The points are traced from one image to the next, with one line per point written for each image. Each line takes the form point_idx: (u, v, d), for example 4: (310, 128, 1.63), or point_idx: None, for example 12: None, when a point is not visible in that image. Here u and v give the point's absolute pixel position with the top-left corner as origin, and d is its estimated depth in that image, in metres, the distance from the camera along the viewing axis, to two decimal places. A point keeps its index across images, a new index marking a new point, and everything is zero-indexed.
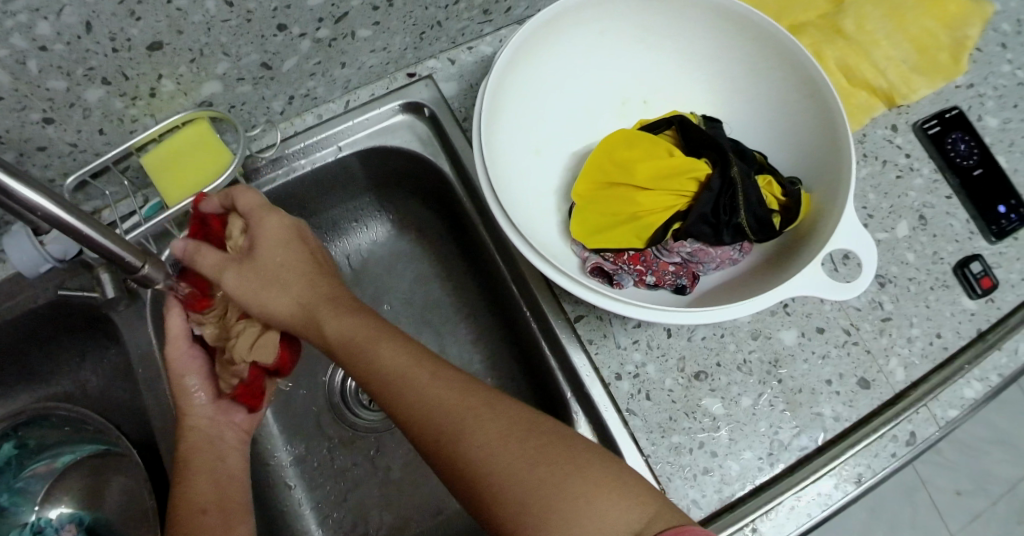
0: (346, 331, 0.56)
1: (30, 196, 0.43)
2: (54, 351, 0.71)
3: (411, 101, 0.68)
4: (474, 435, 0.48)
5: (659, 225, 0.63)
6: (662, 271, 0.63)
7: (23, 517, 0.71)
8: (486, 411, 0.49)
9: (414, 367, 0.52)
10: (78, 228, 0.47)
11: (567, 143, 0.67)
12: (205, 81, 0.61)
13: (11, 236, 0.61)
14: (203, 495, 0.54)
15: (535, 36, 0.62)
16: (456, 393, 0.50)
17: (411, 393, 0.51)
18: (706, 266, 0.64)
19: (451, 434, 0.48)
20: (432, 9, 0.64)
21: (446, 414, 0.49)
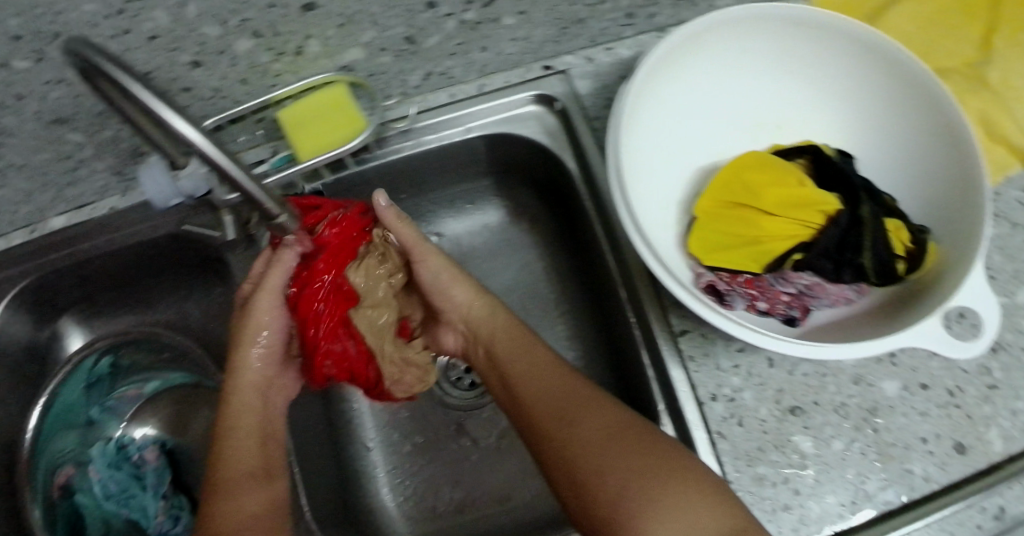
0: (505, 329, 0.65)
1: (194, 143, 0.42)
2: (164, 280, 0.75)
3: (545, 93, 0.69)
4: (584, 427, 0.56)
5: (779, 253, 0.61)
6: (774, 299, 0.62)
7: (110, 433, 0.74)
8: (598, 411, 0.57)
9: (554, 370, 0.61)
10: (227, 170, 0.45)
11: (695, 158, 0.66)
12: (349, 47, 0.61)
13: (148, 166, 0.62)
14: (252, 463, 0.55)
15: (680, 48, 0.61)
16: (576, 393, 0.59)
17: (544, 387, 0.60)
18: (822, 301, 0.62)
19: (567, 422, 0.57)
20: (578, 6, 0.64)
21: (570, 407, 0.58)
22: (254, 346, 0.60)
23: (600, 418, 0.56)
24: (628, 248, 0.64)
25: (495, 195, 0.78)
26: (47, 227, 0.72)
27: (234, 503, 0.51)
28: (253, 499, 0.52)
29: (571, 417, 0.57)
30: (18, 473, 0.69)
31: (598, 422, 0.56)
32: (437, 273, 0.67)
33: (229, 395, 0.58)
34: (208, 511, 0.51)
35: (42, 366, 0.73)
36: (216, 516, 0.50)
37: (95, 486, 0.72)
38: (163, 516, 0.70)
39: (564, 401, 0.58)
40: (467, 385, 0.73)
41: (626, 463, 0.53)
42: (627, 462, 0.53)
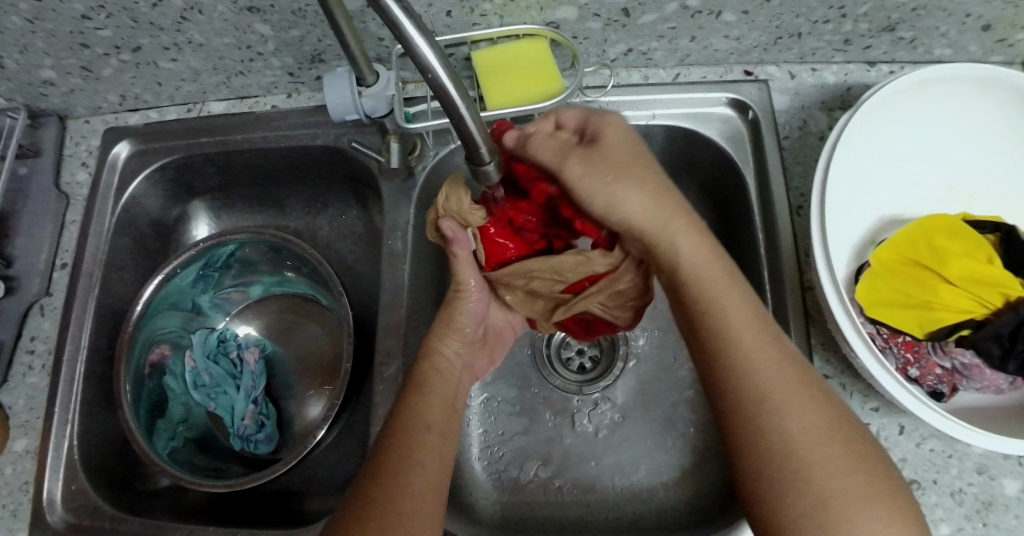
0: (708, 263, 0.49)
1: (427, 55, 0.38)
2: (303, 190, 0.75)
3: (740, 99, 0.66)
4: (796, 411, 0.44)
5: (947, 324, 0.57)
6: (927, 370, 0.58)
7: (213, 324, 0.78)
8: (810, 405, 0.45)
9: (756, 338, 0.47)
10: (452, 102, 0.41)
11: (879, 205, 0.63)
12: (564, 4, 0.59)
13: (335, 76, 0.59)
14: (434, 419, 0.54)
15: (902, 90, 0.60)
16: (792, 381, 0.46)
17: (749, 351, 0.46)
18: (975, 385, 0.57)
19: (771, 418, 0.44)
20: (802, 19, 0.61)
21: (775, 389, 0.45)
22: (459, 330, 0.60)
23: (818, 395, 0.45)
24: (787, 277, 0.62)
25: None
26: (204, 111, 0.73)
27: (413, 449, 0.51)
28: (429, 452, 0.52)
29: (786, 393, 0.45)
30: (121, 345, 0.67)
31: (814, 399, 0.45)
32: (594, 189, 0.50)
33: (425, 358, 0.58)
34: (389, 448, 0.52)
35: (167, 242, 0.77)
36: (400, 452, 0.51)
37: (188, 373, 0.72)
38: (250, 420, 0.69)
39: (778, 371, 0.46)
40: (576, 369, 0.72)
41: (843, 466, 0.43)
42: (845, 466, 0.43)
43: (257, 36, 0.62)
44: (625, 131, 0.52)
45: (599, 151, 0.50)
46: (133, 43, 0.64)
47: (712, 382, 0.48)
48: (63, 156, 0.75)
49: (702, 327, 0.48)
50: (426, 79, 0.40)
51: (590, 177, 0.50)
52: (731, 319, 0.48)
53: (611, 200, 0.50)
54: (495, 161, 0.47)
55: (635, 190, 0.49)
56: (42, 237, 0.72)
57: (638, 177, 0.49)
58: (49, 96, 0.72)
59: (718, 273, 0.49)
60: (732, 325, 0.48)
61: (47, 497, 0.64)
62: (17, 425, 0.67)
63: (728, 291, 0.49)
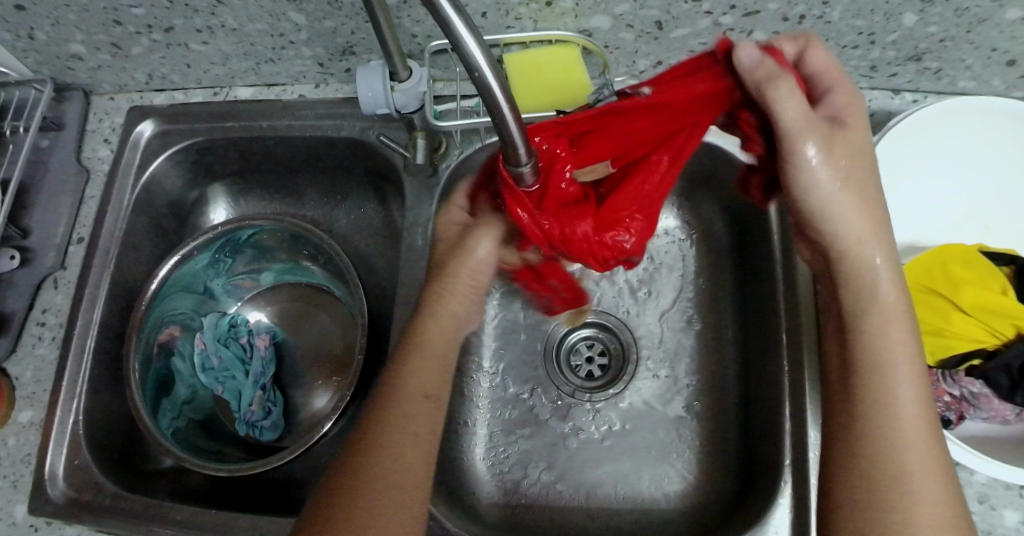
0: (898, 314, 0.48)
1: (479, 60, 0.39)
2: (324, 181, 0.76)
3: None
4: (927, 492, 0.44)
5: (959, 353, 0.57)
6: (934, 396, 0.58)
7: (224, 308, 0.78)
8: (935, 490, 0.44)
9: (921, 412, 0.46)
10: (497, 102, 0.42)
11: (897, 231, 0.64)
12: (599, 13, 0.60)
13: (365, 69, 0.59)
14: (424, 386, 0.53)
15: (927, 119, 0.61)
16: (930, 461, 0.45)
17: (903, 417, 0.46)
18: (983, 415, 0.57)
19: (889, 499, 0.44)
20: (831, 43, 0.62)
21: (913, 455, 0.45)
22: (475, 277, 0.59)
23: (948, 483, 0.45)
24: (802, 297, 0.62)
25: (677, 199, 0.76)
26: (230, 95, 0.73)
27: (393, 429, 0.51)
28: (416, 423, 0.52)
29: (921, 465, 0.45)
30: (132, 323, 0.67)
31: (943, 486, 0.45)
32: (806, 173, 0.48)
33: (427, 312, 0.57)
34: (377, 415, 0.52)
35: (184, 224, 0.77)
36: (386, 432, 0.50)
37: (198, 355, 0.72)
38: (257, 406, 0.70)
39: (921, 445, 0.45)
40: (585, 375, 0.72)
41: None
42: None
43: (291, 24, 0.62)
44: (862, 134, 0.50)
45: (834, 147, 0.48)
46: (165, 24, 0.64)
47: (844, 434, 0.47)
48: (86, 131, 0.75)
49: (856, 385, 0.48)
50: (472, 78, 0.41)
51: (826, 163, 0.48)
52: (891, 394, 0.46)
53: (826, 212, 0.49)
54: (531, 162, 0.48)
55: (861, 189, 0.49)
56: (60, 211, 0.72)
57: (858, 186, 0.49)
58: (76, 71, 0.72)
59: (904, 349, 0.47)
60: (900, 386, 0.46)
61: (49, 470, 0.63)
62: (23, 398, 0.67)
63: (903, 356, 0.47)
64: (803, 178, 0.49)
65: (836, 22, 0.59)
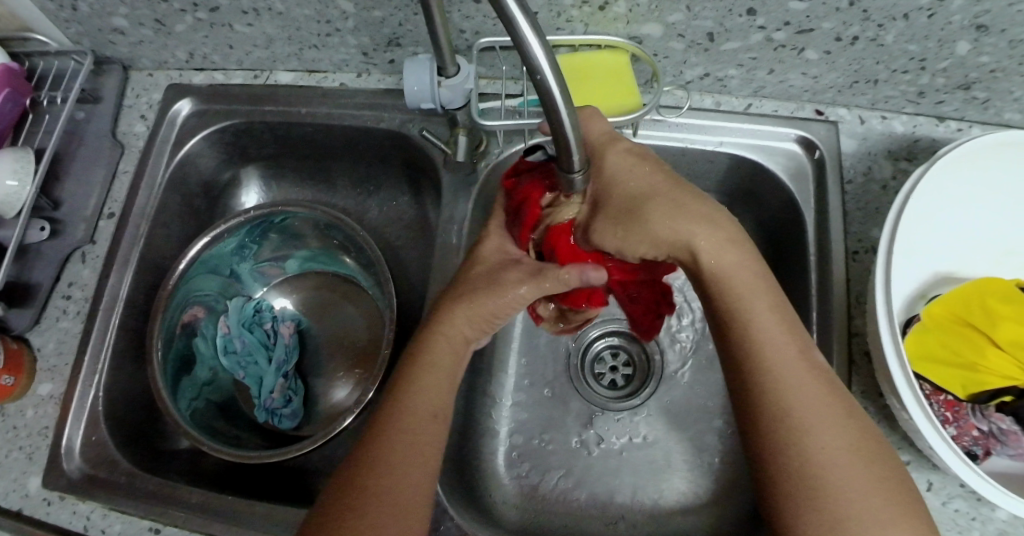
0: (735, 267, 0.49)
1: (534, 49, 0.38)
2: (358, 171, 0.75)
3: (808, 137, 0.67)
4: (823, 434, 0.44)
5: (991, 388, 0.56)
6: (964, 430, 0.57)
7: (250, 292, 0.78)
8: (840, 420, 0.45)
9: (787, 347, 0.47)
10: (556, 106, 0.41)
11: (938, 261, 0.63)
12: (652, 21, 0.59)
13: (416, 62, 0.59)
14: (420, 426, 0.51)
15: (977, 151, 0.60)
16: (820, 398, 0.45)
17: (782, 367, 0.46)
18: (1009, 453, 0.56)
19: (794, 433, 0.44)
20: (882, 67, 0.61)
21: (798, 407, 0.45)
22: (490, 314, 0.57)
23: (846, 419, 0.45)
24: (836, 320, 0.62)
25: None
26: (271, 79, 0.73)
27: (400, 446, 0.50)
28: (405, 465, 0.49)
29: (816, 416, 0.44)
30: (159, 301, 0.67)
31: (844, 423, 0.45)
32: (608, 236, 0.53)
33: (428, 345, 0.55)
34: (363, 459, 0.50)
35: (214, 205, 0.77)
36: (392, 440, 0.50)
37: (221, 337, 0.72)
38: (278, 394, 0.69)
39: (805, 385, 0.46)
40: (608, 382, 0.72)
41: (861, 487, 0.42)
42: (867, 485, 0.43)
43: (339, 11, 0.62)
44: (631, 146, 0.54)
45: (628, 170, 0.53)
46: (212, 3, 0.64)
47: (743, 363, 0.47)
48: (123, 105, 0.75)
49: (727, 319, 0.49)
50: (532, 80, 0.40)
51: (608, 228, 0.53)
52: (776, 337, 0.47)
53: (638, 192, 0.52)
54: (582, 167, 0.46)
55: (646, 180, 0.52)
56: (93, 184, 0.71)
57: (694, 216, 0.50)
58: (117, 45, 0.72)
59: (767, 295, 0.49)
60: (768, 345, 0.47)
61: (66, 444, 0.63)
62: (44, 369, 0.66)
63: (759, 303, 0.48)
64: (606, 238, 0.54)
65: (888, 46, 0.58)
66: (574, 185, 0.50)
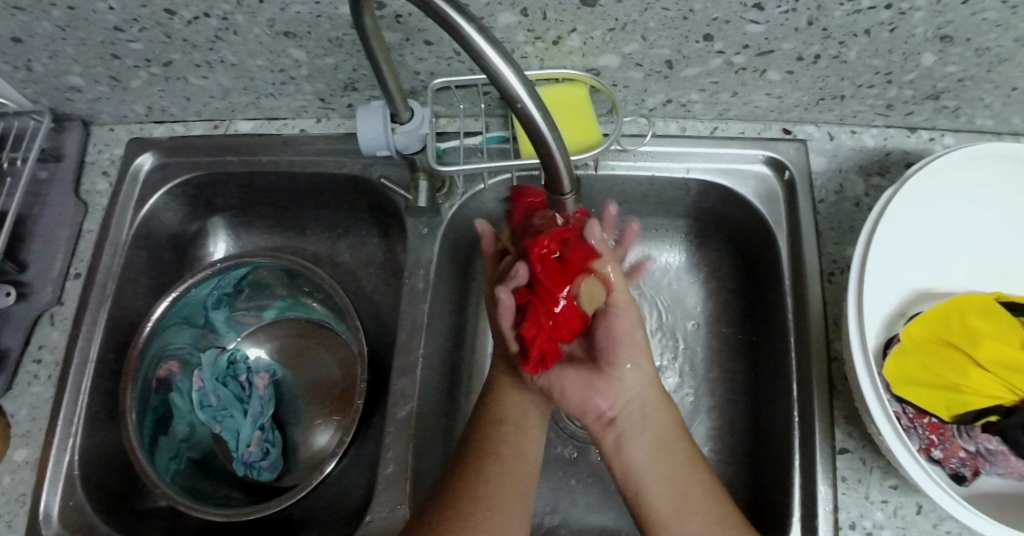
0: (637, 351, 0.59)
1: (512, 85, 0.38)
2: (325, 215, 0.75)
3: (778, 158, 0.66)
4: (667, 483, 0.54)
5: (975, 409, 0.55)
6: (950, 452, 0.56)
7: (224, 343, 0.77)
8: (688, 471, 0.55)
9: (652, 411, 0.58)
10: (542, 136, 0.41)
11: (914, 277, 0.62)
12: (608, 52, 0.58)
13: (368, 110, 0.58)
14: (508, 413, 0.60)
15: (946, 166, 0.59)
16: (672, 445, 0.56)
17: (645, 432, 0.57)
18: (997, 471, 0.55)
19: (645, 494, 0.54)
20: (847, 83, 0.60)
21: (646, 468, 0.55)
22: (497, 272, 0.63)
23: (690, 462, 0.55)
24: (813, 345, 0.60)
25: (685, 239, 0.75)
26: (231, 128, 0.72)
27: (472, 533, 0.52)
28: (498, 448, 0.57)
29: (664, 465, 0.55)
30: (129, 360, 0.66)
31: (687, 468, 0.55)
32: (631, 331, 0.60)
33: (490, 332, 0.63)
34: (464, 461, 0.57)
35: (182, 256, 0.76)
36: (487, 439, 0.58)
37: (195, 392, 0.71)
38: (255, 447, 0.68)
39: (660, 446, 0.56)
40: None
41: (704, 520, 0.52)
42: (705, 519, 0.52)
43: (291, 60, 0.61)
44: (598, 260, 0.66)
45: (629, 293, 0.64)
46: (164, 58, 0.63)
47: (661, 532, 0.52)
48: (85, 162, 0.74)
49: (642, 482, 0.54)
50: (515, 111, 0.40)
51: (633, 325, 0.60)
52: (689, 492, 0.53)
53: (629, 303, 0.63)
54: (575, 191, 0.46)
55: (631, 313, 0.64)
56: (58, 245, 0.71)
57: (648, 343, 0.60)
58: (75, 102, 0.71)
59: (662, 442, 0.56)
60: (640, 414, 0.57)
61: (43, 512, 0.62)
62: (18, 436, 0.66)
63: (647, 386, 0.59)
64: (628, 323, 0.60)
65: (852, 62, 0.57)
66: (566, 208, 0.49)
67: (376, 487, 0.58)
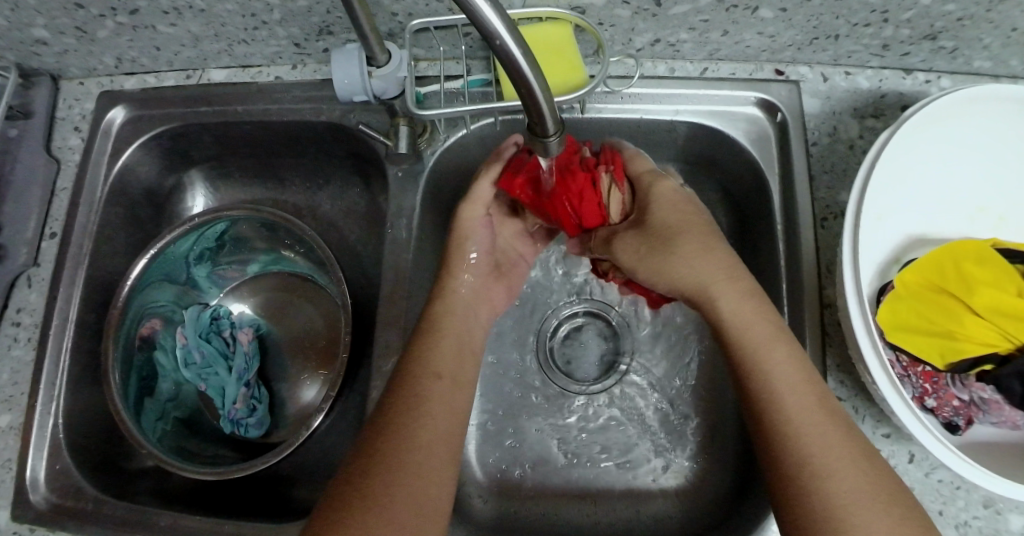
0: (715, 280, 0.52)
1: (491, 21, 0.35)
2: (305, 168, 0.73)
3: (769, 99, 0.63)
4: (806, 432, 0.45)
5: (970, 357, 0.54)
6: (944, 400, 0.55)
7: (207, 299, 0.76)
8: (819, 416, 0.46)
9: (784, 358, 0.48)
10: (524, 75, 0.38)
11: (908, 222, 0.60)
12: None
13: (342, 53, 0.55)
14: (441, 367, 0.53)
15: (944, 108, 0.57)
16: (802, 389, 0.47)
17: (777, 372, 0.48)
18: (991, 420, 0.54)
19: (793, 445, 0.45)
20: (842, 21, 0.57)
21: (784, 410, 0.46)
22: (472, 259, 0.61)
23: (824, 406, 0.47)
24: (805, 293, 0.59)
25: None
26: (204, 78, 0.69)
27: (377, 514, 0.43)
28: (439, 416, 0.50)
29: (802, 416, 0.46)
30: (110, 320, 0.65)
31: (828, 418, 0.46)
32: (672, 270, 0.54)
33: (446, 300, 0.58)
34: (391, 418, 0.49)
35: (160, 214, 0.74)
36: (416, 402, 0.50)
37: (179, 350, 0.69)
38: (241, 404, 0.67)
39: (797, 394, 0.47)
40: (579, 369, 0.70)
41: (843, 473, 0.44)
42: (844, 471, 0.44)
43: (262, 4, 0.58)
44: (675, 192, 0.58)
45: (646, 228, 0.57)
46: (130, 6, 0.60)
47: (828, 518, 0.42)
48: (55, 118, 0.72)
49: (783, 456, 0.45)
50: (494, 48, 0.37)
51: (631, 255, 0.57)
52: (833, 446, 0.45)
53: (666, 224, 0.56)
54: (559, 133, 0.44)
55: (676, 215, 0.56)
56: (31, 204, 0.69)
57: (683, 251, 0.54)
58: (41, 56, 0.68)
59: (818, 410, 0.46)
60: (770, 359, 0.48)
61: (30, 476, 0.62)
62: (0, 400, 0.65)
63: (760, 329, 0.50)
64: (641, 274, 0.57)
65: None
66: (551, 153, 0.46)
67: None
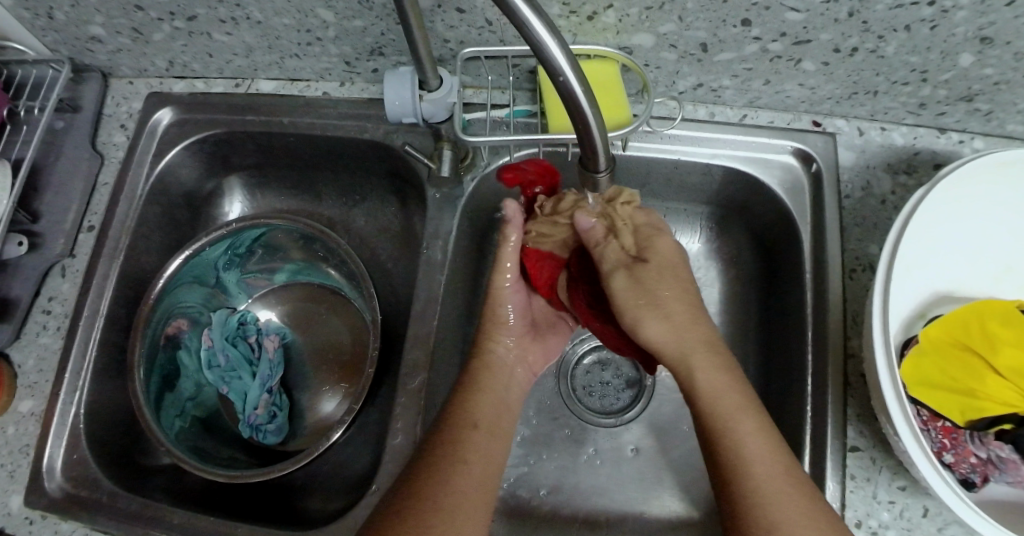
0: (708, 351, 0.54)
1: (558, 60, 0.36)
2: (342, 182, 0.74)
3: (804, 149, 0.65)
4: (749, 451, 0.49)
5: (991, 415, 0.54)
6: (961, 457, 0.55)
7: (234, 304, 0.76)
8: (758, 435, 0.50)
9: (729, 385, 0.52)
10: (582, 112, 0.40)
11: (936, 278, 0.61)
12: (642, 31, 0.57)
13: (395, 75, 0.57)
14: (480, 417, 0.54)
15: (978, 169, 0.58)
16: (743, 411, 0.51)
17: (720, 394, 0.52)
18: (1007, 479, 0.55)
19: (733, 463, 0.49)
20: (882, 78, 0.59)
21: (726, 431, 0.50)
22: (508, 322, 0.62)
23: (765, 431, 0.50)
24: (831, 342, 0.60)
25: (703, 223, 0.74)
26: (252, 88, 0.71)
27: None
28: (474, 450, 0.52)
29: (740, 435, 0.50)
30: (139, 316, 0.65)
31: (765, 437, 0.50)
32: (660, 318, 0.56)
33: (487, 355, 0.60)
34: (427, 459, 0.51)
35: (196, 215, 0.76)
36: (459, 440, 0.52)
37: (204, 351, 0.71)
38: (262, 410, 0.68)
39: (738, 416, 0.51)
40: (597, 400, 0.71)
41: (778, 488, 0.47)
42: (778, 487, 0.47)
43: (318, 21, 0.60)
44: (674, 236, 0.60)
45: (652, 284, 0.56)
46: (188, 12, 0.61)
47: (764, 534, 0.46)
48: (103, 115, 0.73)
49: (744, 503, 0.47)
50: (556, 85, 0.38)
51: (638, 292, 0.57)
52: (770, 470, 0.48)
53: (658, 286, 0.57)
54: (610, 169, 0.45)
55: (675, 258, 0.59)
56: (72, 197, 0.70)
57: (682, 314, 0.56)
58: (95, 53, 0.70)
59: (756, 433, 0.50)
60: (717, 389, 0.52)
61: (47, 463, 0.62)
62: (24, 387, 0.65)
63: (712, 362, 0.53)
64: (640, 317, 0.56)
65: (889, 58, 0.56)
66: (597, 189, 0.47)
67: (384, 458, 0.57)
